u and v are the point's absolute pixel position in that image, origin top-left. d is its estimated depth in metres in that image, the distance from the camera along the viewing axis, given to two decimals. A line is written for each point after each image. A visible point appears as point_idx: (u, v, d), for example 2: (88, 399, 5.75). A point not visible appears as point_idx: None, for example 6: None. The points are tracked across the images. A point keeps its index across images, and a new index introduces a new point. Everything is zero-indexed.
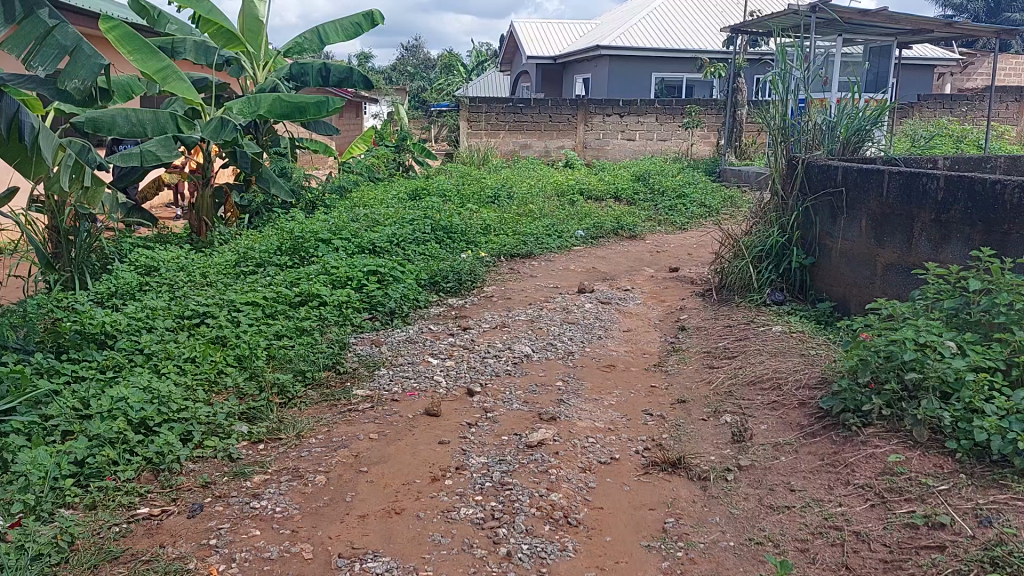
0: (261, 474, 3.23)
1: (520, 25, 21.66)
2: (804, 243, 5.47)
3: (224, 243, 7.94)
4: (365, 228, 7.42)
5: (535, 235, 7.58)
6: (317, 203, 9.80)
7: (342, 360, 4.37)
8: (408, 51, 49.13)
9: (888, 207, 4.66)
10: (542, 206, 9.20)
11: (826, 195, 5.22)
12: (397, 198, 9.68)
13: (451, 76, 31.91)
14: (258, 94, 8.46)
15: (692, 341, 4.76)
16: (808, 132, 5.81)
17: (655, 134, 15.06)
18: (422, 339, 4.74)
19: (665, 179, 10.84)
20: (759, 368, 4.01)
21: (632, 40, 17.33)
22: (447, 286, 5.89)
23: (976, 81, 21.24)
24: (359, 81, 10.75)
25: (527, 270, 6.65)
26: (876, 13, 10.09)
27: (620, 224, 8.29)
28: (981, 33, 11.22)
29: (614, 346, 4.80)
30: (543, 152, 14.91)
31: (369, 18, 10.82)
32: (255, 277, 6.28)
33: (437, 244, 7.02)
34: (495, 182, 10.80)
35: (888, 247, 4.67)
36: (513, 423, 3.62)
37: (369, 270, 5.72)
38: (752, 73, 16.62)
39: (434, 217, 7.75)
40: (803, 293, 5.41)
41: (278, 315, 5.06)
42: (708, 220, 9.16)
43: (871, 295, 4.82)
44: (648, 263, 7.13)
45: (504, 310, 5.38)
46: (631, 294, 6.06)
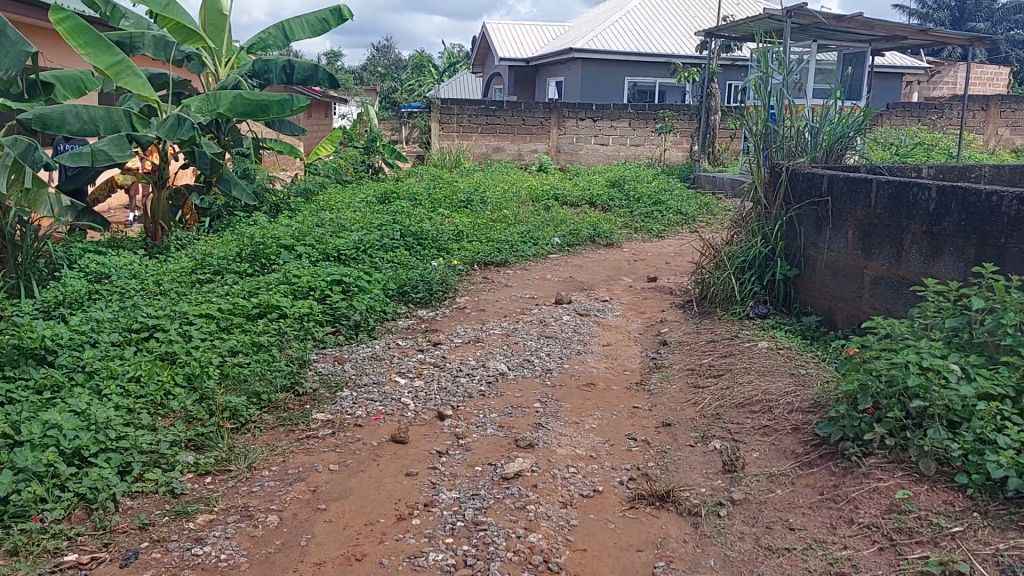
0: (206, 513, 2.93)
1: (492, 27, 21.40)
2: (787, 253, 5.26)
3: (182, 249, 7.56)
4: (330, 233, 7.08)
5: (510, 242, 7.31)
6: (281, 206, 9.44)
7: (301, 380, 4.07)
8: (379, 52, 48.64)
9: (876, 217, 4.46)
10: (516, 211, 8.93)
11: (811, 204, 5.02)
12: (365, 202, 9.33)
13: (423, 77, 31.53)
14: (218, 91, 8.08)
15: (674, 357, 4.53)
16: (790, 138, 5.58)
17: (629, 139, 14.89)
18: (388, 356, 4.44)
19: (640, 185, 10.65)
20: (747, 389, 3.78)
21: (606, 43, 17.16)
22: (417, 296, 5.60)
23: (943, 89, 21.45)
24: (325, 79, 10.38)
25: (501, 279, 6.38)
26: (852, 19, 9.99)
27: (597, 231, 8.06)
28: (954, 41, 11.18)
29: (594, 362, 4.55)
30: (516, 155, 14.68)
31: (337, 13, 10.50)
32: (212, 286, 5.93)
33: (406, 251, 6.72)
34: (467, 186, 10.52)
35: (876, 259, 4.46)
36: (487, 451, 3.35)
37: (333, 280, 5.42)
38: (726, 78, 16.52)
39: (403, 223, 7.45)
40: (787, 306, 5.21)
41: (233, 329, 4.74)
42: (685, 228, 8.97)
43: (859, 310, 4.60)
44: (626, 271, 6.90)
45: (477, 323, 5.10)
46: (609, 305, 5.82)
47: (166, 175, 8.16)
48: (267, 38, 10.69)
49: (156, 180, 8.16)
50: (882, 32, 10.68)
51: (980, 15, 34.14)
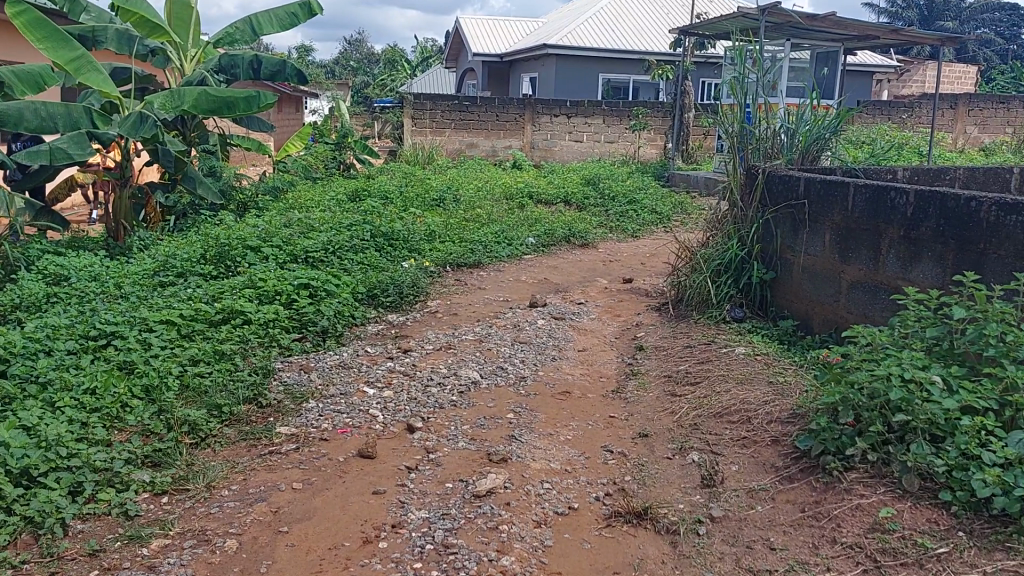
0: (161, 538, 2.79)
1: (466, 21, 21.21)
2: (764, 256, 5.20)
3: (144, 249, 7.33)
4: (298, 234, 6.89)
5: (483, 243, 7.18)
6: (249, 205, 9.23)
7: (264, 392, 3.91)
8: (351, 45, 48.15)
9: (854, 221, 4.41)
10: (490, 210, 8.79)
11: (788, 207, 4.97)
12: (335, 201, 9.14)
13: (396, 71, 31.22)
14: (183, 89, 7.84)
15: (650, 363, 4.44)
16: (766, 138, 5.53)
17: (603, 136, 14.80)
18: (356, 365, 4.30)
19: (615, 184, 10.57)
20: (725, 398, 3.69)
21: (580, 39, 17.07)
22: (386, 300, 5.46)
23: (912, 88, 21.66)
24: (293, 75, 10.16)
25: (474, 281, 6.26)
26: (825, 18, 9.99)
27: (572, 231, 7.96)
28: (926, 41, 11.24)
29: (569, 369, 4.44)
30: (490, 152, 14.54)
31: (306, 7, 10.27)
32: (174, 289, 5.74)
33: (376, 252, 6.57)
34: (440, 184, 10.37)
35: (854, 264, 4.41)
36: (458, 466, 3.22)
37: (299, 284, 5.26)
38: (700, 76, 16.51)
39: (374, 223, 7.29)
40: (763, 309, 5.15)
41: (195, 336, 4.57)
42: (660, 227, 8.91)
43: (836, 315, 4.55)
44: (601, 273, 6.80)
45: (449, 329, 4.97)
46: (584, 308, 5.71)
47: (128, 173, 7.91)
48: (234, 32, 10.42)
49: (117, 179, 7.91)
50: (854, 31, 10.70)
51: (949, 14, 34.69)
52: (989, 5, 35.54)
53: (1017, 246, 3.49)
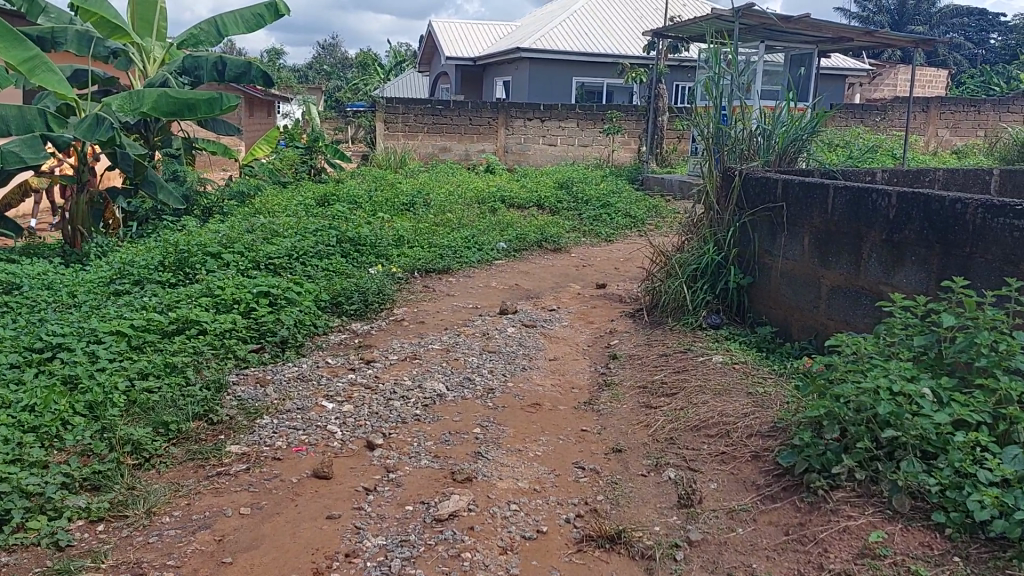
0: (91, 571, 2.54)
1: (439, 25, 21.02)
2: (740, 261, 5.05)
3: (100, 256, 7.03)
4: (261, 239, 6.62)
5: (453, 248, 6.98)
6: (213, 209, 8.95)
7: (215, 407, 3.65)
8: (325, 50, 47.78)
9: (834, 225, 4.29)
10: (461, 215, 8.59)
11: (765, 210, 4.84)
12: (302, 205, 8.89)
13: (369, 75, 30.95)
14: (142, 90, 7.53)
15: (624, 373, 4.26)
16: (742, 140, 5.38)
17: (577, 140, 14.66)
18: (316, 377, 4.05)
19: (588, 187, 10.42)
20: (703, 410, 3.52)
21: (553, 43, 16.94)
22: (351, 308, 5.23)
23: (884, 92, 21.81)
24: (260, 76, 9.88)
25: (442, 287, 6.05)
26: (799, 20, 9.93)
27: (544, 235, 7.78)
28: (898, 43, 11.24)
29: (540, 379, 4.25)
30: (463, 155, 14.35)
31: (274, 8, 9.98)
32: (129, 297, 5.43)
33: (342, 258, 6.34)
34: (410, 188, 10.15)
35: (834, 268, 4.28)
36: (420, 487, 3.01)
37: (260, 292, 5.00)
38: (674, 79, 16.45)
39: (340, 227, 7.05)
40: (740, 315, 4.99)
41: (146, 348, 4.27)
42: (635, 231, 8.76)
43: (816, 321, 4.41)
44: (574, 278, 6.63)
45: (415, 338, 4.75)
46: (556, 315, 5.53)
47: (84, 177, 7.59)
48: (199, 33, 10.12)
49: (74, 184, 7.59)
50: (828, 33, 10.66)
51: (918, 18, 35.24)
52: (957, 11, 36.06)
53: (1004, 249, 3.36)
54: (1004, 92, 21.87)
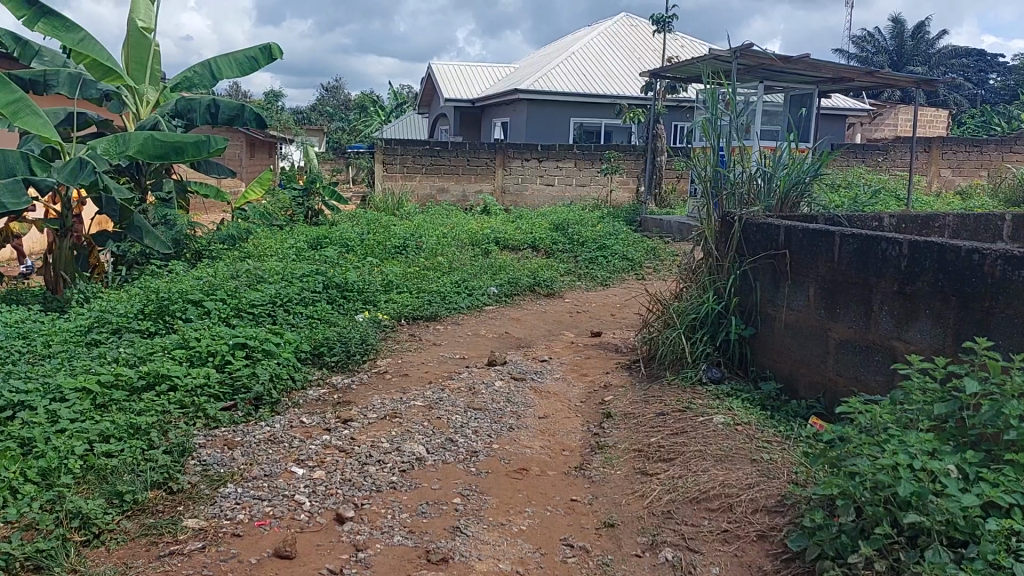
0: None
1: (438, 67, 21.07)
2: (742, 311, 4.81)
3: (79, 302, 6.77)
4: (244, 285, 6.37)
5: (443, 293, 6.75)
6: (203, 253, 8.72)
7: (176, 474, 3.31)
8: (328, 92, 48.26)
9: (841, 275, 4.06)
10: (454, 258, 8.37)
11: (767, 257, 4.61)
12: (293, 249, 8.69)
13: (370, 117, 31.06)
14: (127, 133, 7.36)
15: (618, 434, 3.98)
16: (743, 184, 5.16)
17: (575, 180, 14.52)
18: (287, 439, 3.75)
19: (585, 229, 10.22)
20: (703, 480, 3.25)
21: (552, 84, 16.92)
22: (332, 360, 4.96)
23: (884, 131, 21.76)
24: (252, 119, 9.75)
25: (429, 335, 5.81)
26: (798, 60, 9.82)
27: (537, 279, 7.54)
28: (899, 83, 11.12)
29: (528, 440, 3.96)
30: (460, 196, 14.19)
31: (268, 51, 9.88)
32: (103, 348, 5.05)
33: (327, 305, 6.09)
34: (403, 230, 9.96)
35: (842, 321, 4.04)
36: (391, 569, 2.72)
37: (237, 344, 4.68)
38: (673, 120, 16.39)
39: (327, 273, 6.82)
40: (742, 369, 4.73)
41: (111, 407, 3.89)
42: (632, 274, 8.53)
43: (824, 377, 4.16)
44: (568, 325, 6.37)
45: (397, 393, 4.48)
46: (548, 367, 5.26)
47: (68, 223, 7.42)
48: (192, 76, 9.95)
49: (57, 229, 7.40)
50: (827, 74, 10.57)
51: (918, 59, 35.48)
52: (955, 52, 36.34)
53: None
54: (1005, 131, 21.82)
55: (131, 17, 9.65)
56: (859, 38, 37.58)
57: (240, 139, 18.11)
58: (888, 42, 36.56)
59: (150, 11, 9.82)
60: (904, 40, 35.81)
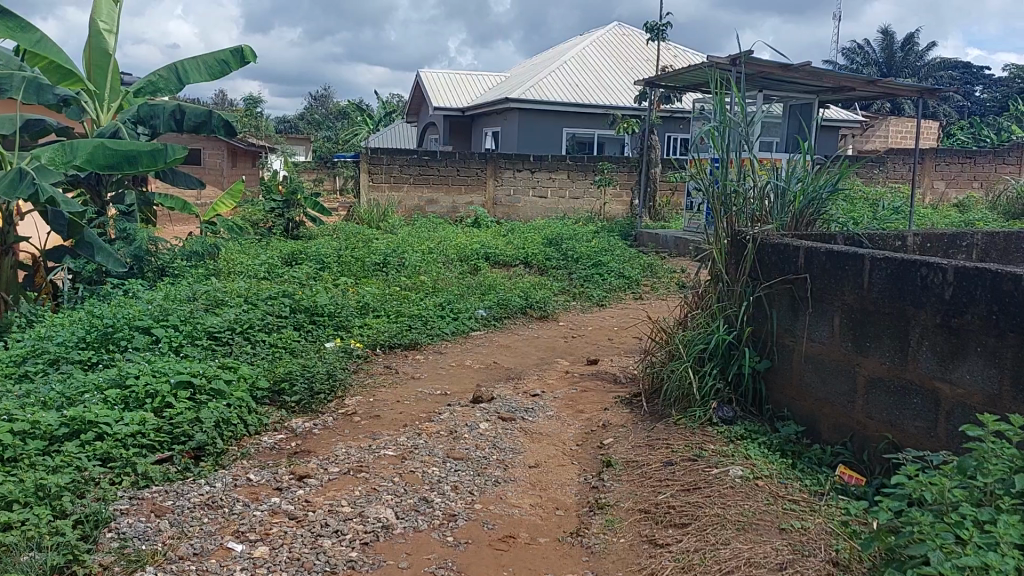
0: None
1: (427, 75, 20.53)
2: (755, 340, 4.27)
3: (22, 326, 6.15)
4: (202, 309, 5.79)
5: (424, 318, 6.19)
6: (167, 270, 8.13)
7: (83, 554, 2.74)
8: (318, 101, 47.80)
9: (871, 303, 3.52)
10: (438, 276, 7.83)
11: (784, 281, 4.09)
12: (264, 266, 8.11)
13: (359, 126, 30.50)
14: (76, 141, 6.80)
15: (620, 489, 3.42)
16: (754, 197, 4.64)
17: (567, 192, 14.01)
18: (228, 503, 3.20)
19: (580, 244, 9.68)
20: (724, 556, 2.69)
21: (542, 93, 16.43)
22: (291, 401, 4.40)
23: (875, 143, 21.45)
24: (218, 127, 9.39)
25: (408, 367, 5.26)
26: (799, 69, 9.38)
27: (528, 301, 6.99)
28: (903, 92, 10.68)
29: (516, 497, 3.40)
30: (450, 208, 13.64)
31: (238, 53, 9.39)
32: (32, 384, 4.49)
33: (293, 332, 5.55)
34: (384, 245, 9.40)
35: (873, 356, 3.50)
36: None
37: (180, 382, 4.12)
38: (666, 130, 15.94)
39: (297, 294, 6.24)
40: (756, 407, 4.19)
41: (21, 462, 3.32)
42: (629, 294, 8.00)
43: (852, 421, 3.61)
44: (561, 352, 5.82)
45: (365, 440, 3.91)
46: (540, 403, 4.69)
47: (11, 240, 6.86)
48: (157, 80, 9.41)
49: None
50: (829, 82, 10.14)
51: (906, 71, 35.42)
52: (944, 63, 36.29)
53: None
54: (996, 143, 21.59)
55: (92, 18, 9.28)
56: (848, 50, 37.48)
57: (221, 148, 17.91)
58: (878, 53, 36.50)
59: (112, 10, 9.33)
60: (892, 53, 35.78)
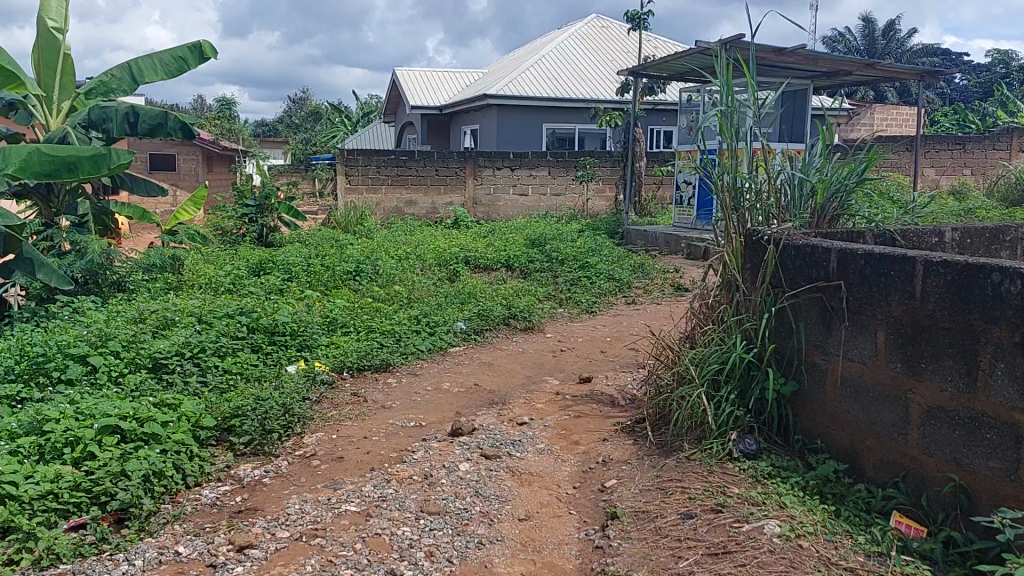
0: None
1: (405, 72, 19.85)
2: (778, 358, 3.70)
3: None
4: (149, 333, 5.12)
5: (397, 334, 5.57)
6: (123, 284, 7.45)
7: None
8: (296, 103, 47.10)
9: (926, 316, 3.00)
10: (415, 285, 7.22)
11: (812, 290, 3.52)
12: (226, 277, 7.46)
13: (338, 127, 29.79)
14: (9, 147, 6.11)
15: (632, 553, 2.82)
16: (768, 193, 4.04)
17: (549, 189, 13.41)
18: None
19: (566, 244, 9.09)
20: None
21: (522, 88, 15.81)
22: (240, 443, 3.76)
23: (861, 131, 21.07)
24: (177, 128, 8.69)
25: (377, 393, 4.64)
26: (793, 53, 8.87)
27: (512, 310, 6.37)
28: (903, 74, 10.16)
29: (504, 565, 2.79)
30: (430, 209, 13.00)
31: (197, 50, 8.72)
32: None
33: (252, 355, 4.90)
34: (358, 251, 8.77)
35: (932, 381, 2.97)
36: None
37: (106, 427, 3.43)
38: (650, 123, 15.36)
39: (256, 310, 5.59)
40: (783, 436, 3.63)
41: None
42: (621, 297, 7.43)
43: (904, 457, 3.10)
44: (550, 369, 5.22)
45: (323, 492, 3.28)
46: (528, 433, 4.07)
47: None
48: (109, 80, 8.76)
49: None
50: (824, 67, 9.65)
51: (888, 58, 35.26)
52: (926, 50, 36.11)
53: None
54: (980, 128, 21.29)
55: (42, 17, 8.53)
56: (829, 38, 37.24)
57: (196, 153, 17.15)
58: (859, 41, 36.24)
59: (62, 7, 8.65)
60: (874, 40, 35.62)
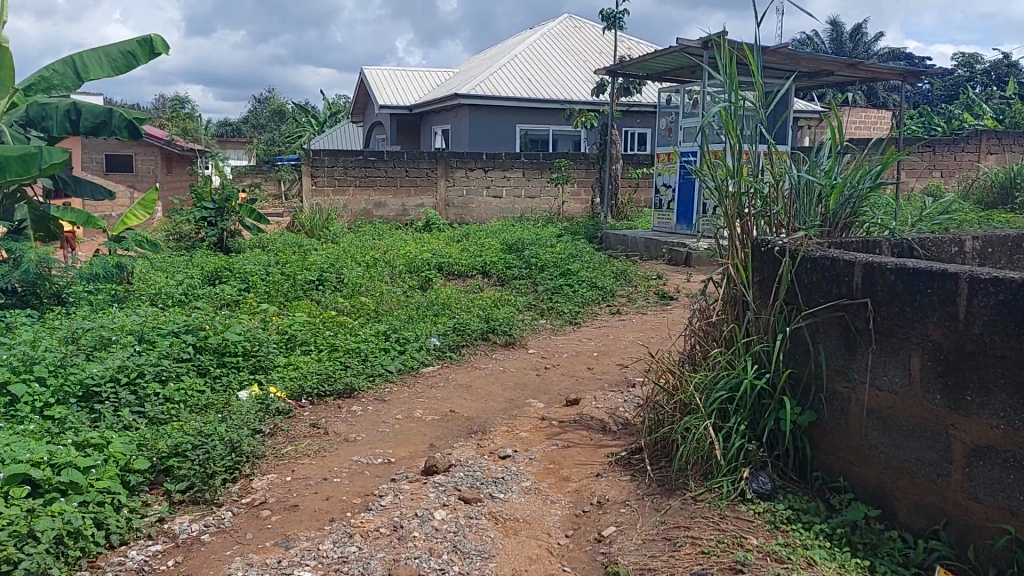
0: None
1: (373, 71, 19.26)
2: (793, 384, 3.28)
3: None
4: (81, 355, 4.56)
5: (364, 353, 5.08)
6: (65, 296, 6.86)
7: None
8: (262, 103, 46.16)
9: (971, 341, 2.59)
10: (383, 295, 6.72)
11: (833, 308, 3.10)
12: (179, 287, 6.89)
13: (304, 127, 29.05)
14: None
15: None
16: (776, 199, 3.59)
17: (524, 191, 12.97)
18: None
19: (543, 249, 8.65)
20: None
21: (495, 88, 15.35)
22: (177, 490, 3.24)
23: None
24: (124, 128, 8.09)
25: (342, 423, 4.14)
26: (775, 51, 8.51)
27: (490, 323, 5.89)
28: (885, 74, 9.86)
29: None
30: (400, 211, 12.49)
31: (147, 43, 8.13)
32: None
33: (198, 380, 4.38)
34: (322, 257, 8.24)
35: (979, 416, 2.57)
36: None
37: (14, 477, 2.91)
38: (624, 125, 14.99)
39: (205, 328, 5.05)
40: (799, 472, 3.21)
41: None
42: (603, 308, 6.99)
43: (944, 501, 2.70)
44: (534, 391, 4.76)
45: (273, 552, 2.80)
46: (512, 468, 3.61)
47: None
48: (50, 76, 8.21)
49: None
50: (806, 66, 9.33)
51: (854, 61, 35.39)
52: (893, 54, 36.31)
53: None
54: (947, 131, 21.28)
55: None
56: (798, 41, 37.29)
57: (155, 154, 16.43)
58: (827, 44, 36.35)
59: None
60: (841, 44, 35.75)
